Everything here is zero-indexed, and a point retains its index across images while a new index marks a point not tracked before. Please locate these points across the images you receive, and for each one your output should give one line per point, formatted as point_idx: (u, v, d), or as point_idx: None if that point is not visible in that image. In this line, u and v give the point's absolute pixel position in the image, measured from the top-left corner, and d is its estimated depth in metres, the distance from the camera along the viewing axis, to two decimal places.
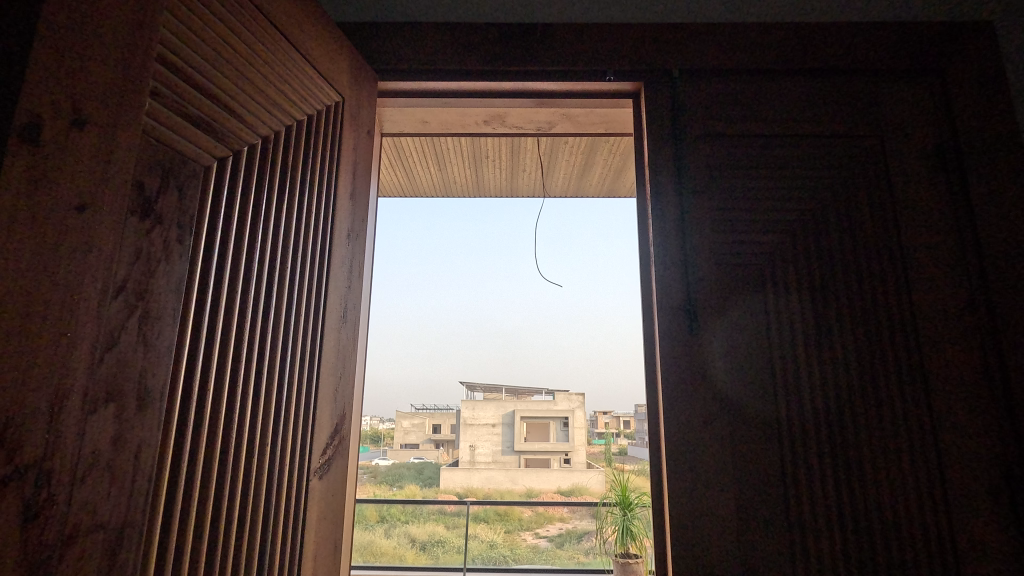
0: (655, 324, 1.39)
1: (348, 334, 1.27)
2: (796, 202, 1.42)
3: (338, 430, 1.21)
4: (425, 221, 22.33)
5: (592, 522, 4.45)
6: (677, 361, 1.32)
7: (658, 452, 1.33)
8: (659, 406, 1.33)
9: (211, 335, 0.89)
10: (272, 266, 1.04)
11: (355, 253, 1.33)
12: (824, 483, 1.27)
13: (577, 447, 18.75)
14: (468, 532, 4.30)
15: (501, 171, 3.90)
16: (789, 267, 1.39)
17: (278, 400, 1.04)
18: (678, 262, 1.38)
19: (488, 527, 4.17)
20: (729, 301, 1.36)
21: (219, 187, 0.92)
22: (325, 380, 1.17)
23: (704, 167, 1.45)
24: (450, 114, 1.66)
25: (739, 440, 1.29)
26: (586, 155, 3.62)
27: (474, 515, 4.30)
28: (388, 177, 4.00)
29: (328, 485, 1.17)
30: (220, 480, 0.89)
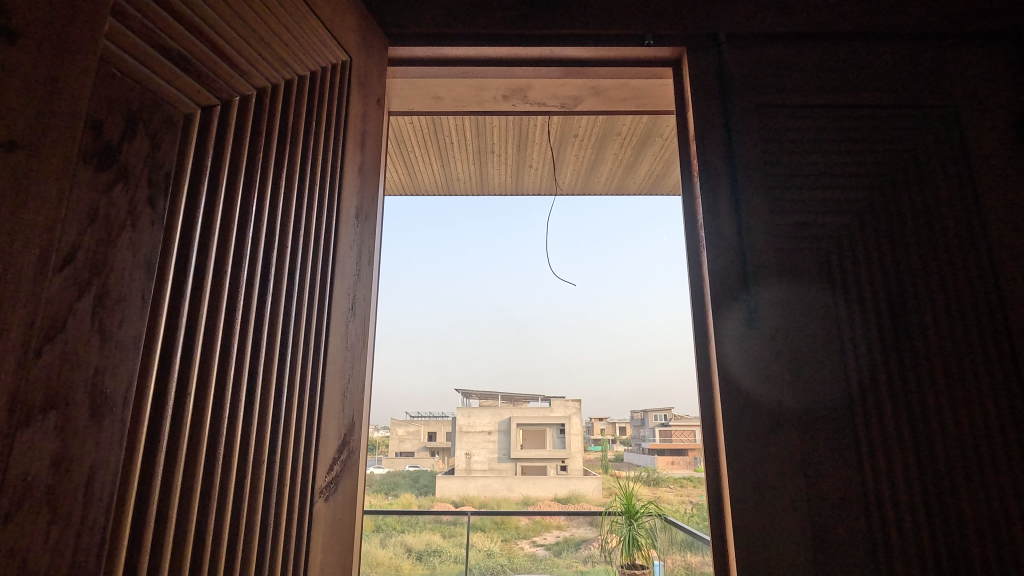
0: (707, 315, 1.22)
1: (358, 327, 1.09)
2: (863, 180, 1.26)
3: (347, 442, 1.02)
4: (422, 225, 22.07)
5: (590, 530, 4.12)
6: (736, 360, 1.15)
7: (716, 466, 1.15)
8: (716, 412, 1.16)
9: (192, 323, 0.71)
10: (269, 242, 0.86)
11: (364, 235, 1.15)
12: (908, 496, 1.10)
13: (574, 454, 17.99)
14: (467, 541, 4.11)
15: (506, 167, 3.73)
16: (858, 253, 1.22)
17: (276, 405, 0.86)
18: (734, 249, 1.22)
19: (485, 536, 3.97)
20: (795, 287, 1.19)
21: (204, 142, 0.75)
22: (331, 382, 0.98)
23: (758, 143, 1.29)
24: (467, 87, 1.50)
25: (812, 449, 1.12)
26: (595, 150, 3.47)
27: (473, 524, 4.10)
28: (388, 174, 3.86)
29: (336, 507, 0.98)
30: (204, 510, 0.70)
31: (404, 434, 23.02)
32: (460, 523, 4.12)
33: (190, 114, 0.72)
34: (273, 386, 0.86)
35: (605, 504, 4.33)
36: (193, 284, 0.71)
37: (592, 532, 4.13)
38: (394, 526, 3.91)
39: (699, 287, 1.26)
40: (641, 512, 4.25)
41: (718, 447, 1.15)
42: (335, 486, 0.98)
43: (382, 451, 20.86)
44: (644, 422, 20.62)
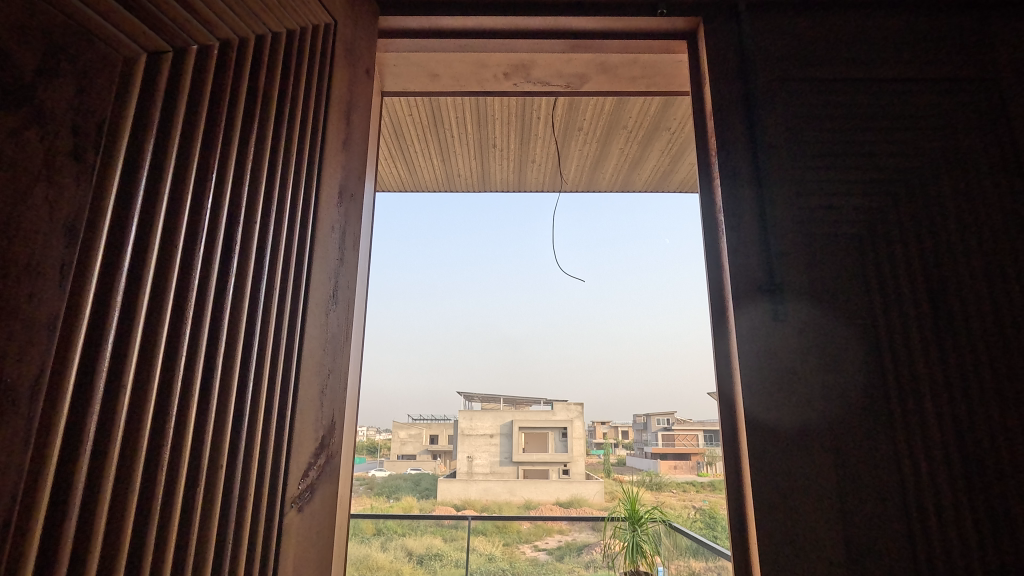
0: (726, 310, 1.11)
1: (342, 314, 0.98)
2: (895, 160, 1.15)
3: (326, 442, 0.91)
4: (425, 226, 22.06)
5: (592, 534, 4.07)
6: (761, 356, 1.04)
7: (739, 475, 1.03)
8: (738, 416, 1.05)
9: (133, 305, 0.60)
10: (235, 214, 0.76)
11: (350, 216, 1.04)
12: (954, 508, 0.98)
13: (576, 458, 17.87)
14: (468, 545, 3.96)
15: (509, 163, 3.63)
16: (893, 240, 1.10)
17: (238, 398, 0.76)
18: (756, 236, 1.11)
19: (487, 540, 3.84)
20: (825, 279, 1.08)
21: (151, 90, 0.64)
22: (309, 375, 0.87)
23: (782, 123, 1.18)
24: (465, 63, 1.39)
25: (845, 456, 1.00)
26: (601, 144, 3.38)
27: (474, 528, 3.97)
28: (386, 170, 3.75)
29: (311, 517, 0.87)
30: (149, 520, 0.60)
31: (405, 437, 23.00)
32: (462, 525, 3.97)
33: (136, 61, 0.62)
34: (240, 379, 0.76)
35: (608, 510, 4.13)
36: (138, 242, 0.61)
37: (595, 536, 4.07)
38: (394, 529, 3.98)
39: (719, 276, 1.15)
40: (645, 518, 4.06)
41: (741, 452, 1.04)
42: (312, 493, 0.87)
43: (383, 454, 20.85)
44: (647, 426, 20.48)
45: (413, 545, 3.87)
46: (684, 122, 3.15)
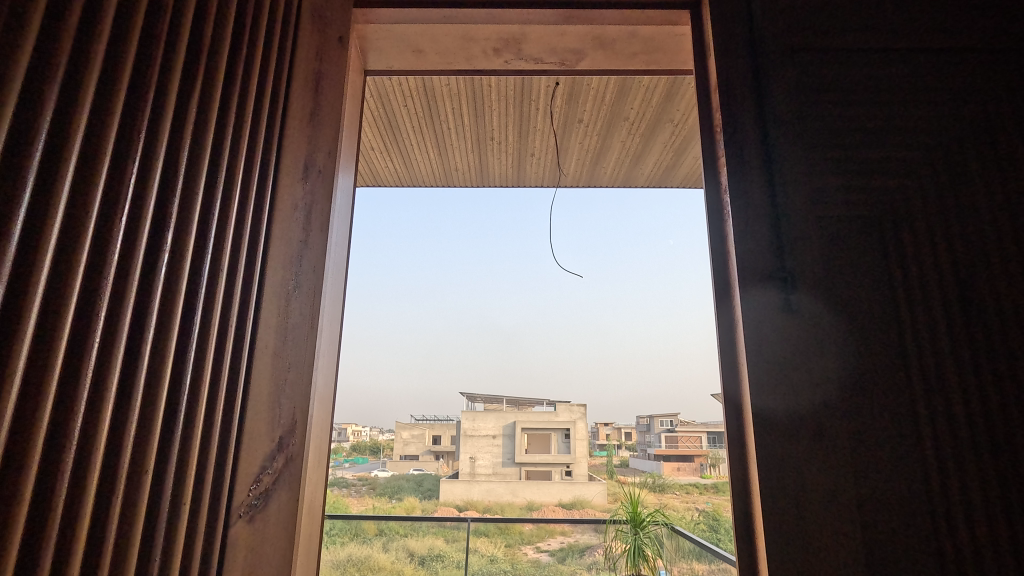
0: (732, 299, 1.01)
1: (306, 301, 0.90)
2: (919, 135, 1.04)
3: (282, 444, 0.82)
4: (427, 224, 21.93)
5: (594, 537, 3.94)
6: (770, 346, 0.94)
7: (745, 482, 0.93)
8: (745, 415, 0.94)
9: (32, 281, 0.51)
10: (171, 180, 0.67)
11: (316, 194, 0.95)
12: (991, 521, 0.86)
13: (579, 459, 17.77)
14: (468, 546, 3.89)
15: (507, 157, 3.54)
16: (917, 220, 0.99)
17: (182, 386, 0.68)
18: (765, 218, 1.00)
19: (489, 540, 3.83)
20: (842, 262, 0.98)
21: (59, 34, 0.55)
22: (262, 367, 0.78)
23: (794, 96, 1.08)
24: (452, 37, 1.30)
25: (865, 461, 0.88)
26: (601, 137, 3.28)
27: (475, 530, 3.95)
28: (382, 164, 3.65)
29: (264, 527, 0.77)
30: (47, 530, 0.51)
31: (408, 437, 22.95)
32: (462, 528, 3.96)
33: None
34: (178, 367, 0.68)
35: (608, 513, 4.02)
36: (38, 205, 0.53)
37: (598, 538, 3.93)
38: (396, 529, 3.88)
39: (726, 260, 1.05)
40: (647, 520, 3.98)
41: (746, 453, 0.93)
42: (263, 497, 0.78)
43: (386, 454, 20.83)
44: (649, 427, 20.36)
45: (414, 544, 3.73)
46: (688, 114, 3.05)
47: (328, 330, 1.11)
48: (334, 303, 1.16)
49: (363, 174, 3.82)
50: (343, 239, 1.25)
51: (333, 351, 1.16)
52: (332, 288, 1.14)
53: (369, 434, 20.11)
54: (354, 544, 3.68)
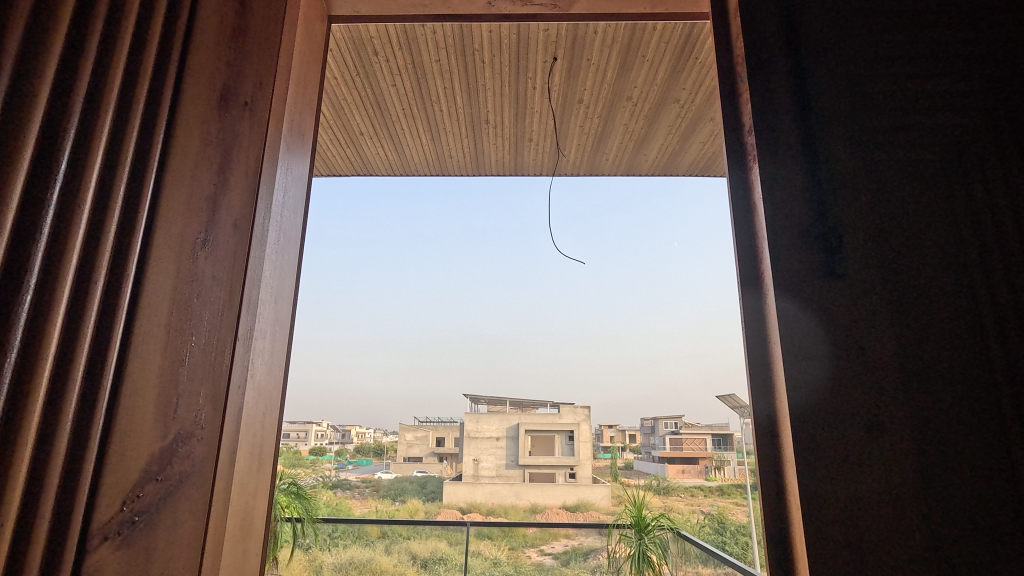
0: (760, 268, 0.80)
1: (222, 259, 0.71)
2: (987, 54, 0.83)
3: (177, 445, 0.62)
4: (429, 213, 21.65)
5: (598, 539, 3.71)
6: (807, 318, 0.73)
7: (780, 494, 0.72)
8: (779, 407, 0.74)
9: None
10: (37, 68, 0.49)
11: (235, 130, 0.76)
12: None
13: (583, 461, 17.62)
14: (469, 549, 3.70)
15: (503, 142, 3.36)
16: (988, 164, 0.78)
17: (60, 363, 0.50)
18: (798, 166, 0.80)
19: (492, 543, 3.66)
20: (894, 214, 0.77)
21: None
22: (150, 339, 0.59)
23: (829, 23, 0.88)
24: None
25: (939, 473, 0.67)
26: (603, 120, 3.10)
27: (475, 532, 3.75)
28: (373, 150, 3.49)
29: (147, 553, 0.58)
30: None
31: (412, 439, 22.87)
32: (462, 531, 3.74)
33: None
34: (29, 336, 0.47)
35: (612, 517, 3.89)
36: None
37: (601, 541, 3.72)
38: (400, 532, 3.63)
39: (749, 215, 0.84)
40: (652, 525, 3.84)
41: (781, 460, 0.73)
42: (148, 508, 0.58)
43: (390, 456, 20.81)
44: (655, 429, 20.19)
45: (417, 548, 3.61)
46: (695, 92, 2.87)
47: (268, 308, 0.92)
48: (278, 278, 0.97)
49: (355, 163, 3.66)
50: (293, 208, 1.06)
51: (275, 337, 0.97)
52: (274, 259, 0.95)
53: (373, 435, 20.08)
54: (355, 546, 3.71)
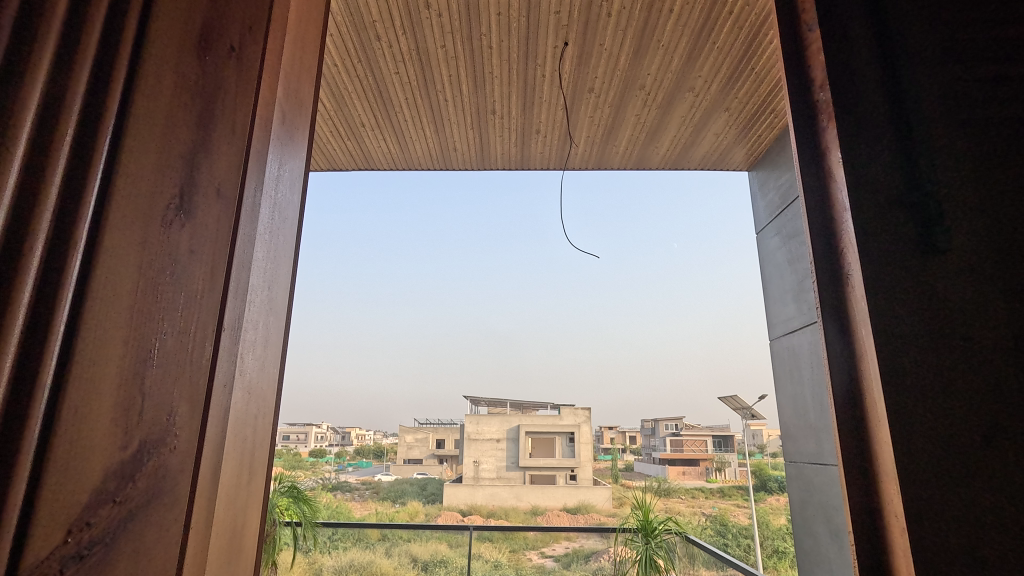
0: (840, 240, 0.67)
1: (202, 231, 0.59)
2: None
3: (142, 453, 0.49)
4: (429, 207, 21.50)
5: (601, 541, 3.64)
6: (902, 305, 0.60)
7: (880, 509, 0.59)
8: (872, 402, 0.61)
9: None
10: None
11: (216, 76, 0.63)
12: None
13: (583, 462, 17.52)
14: (471, 551, 3.60)
15: (509, 134, 3.26)
16: None
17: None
18: (883, 119, 0.67)
19: (493, 547, 3.53)
20: (1005, 175, 0.64)
21: None
22: (109, 320, 0.46)
23: None
24: None
25: None
26: (614, 110, 2.99)
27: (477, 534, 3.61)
28: (375, 143, 3.39)
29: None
30: None
31: (412, 441, 22.78)
32: (464, 534, 3.63)
33: None
34: None
35: (618, 522, 3.69)
36: None
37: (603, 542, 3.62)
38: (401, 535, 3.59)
39: (822, 180, 0.72)
40: (659, 530, 3.62)
41: (876, 467, 0.60)
42: (105, 537, 0.45)
43: (391, 458, 20.75)
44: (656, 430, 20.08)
45: (419, 551, 3.59)
46: (710, 80, 2.75)
47: (260, 296, 0.80)
48: (271, 266, 0.85)
49: (356, 156, 3.56)
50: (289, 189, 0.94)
51: (267, 330, 0.85)
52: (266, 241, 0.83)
53: (373, 437, 20.00)
54: (356, 550, 3.63)
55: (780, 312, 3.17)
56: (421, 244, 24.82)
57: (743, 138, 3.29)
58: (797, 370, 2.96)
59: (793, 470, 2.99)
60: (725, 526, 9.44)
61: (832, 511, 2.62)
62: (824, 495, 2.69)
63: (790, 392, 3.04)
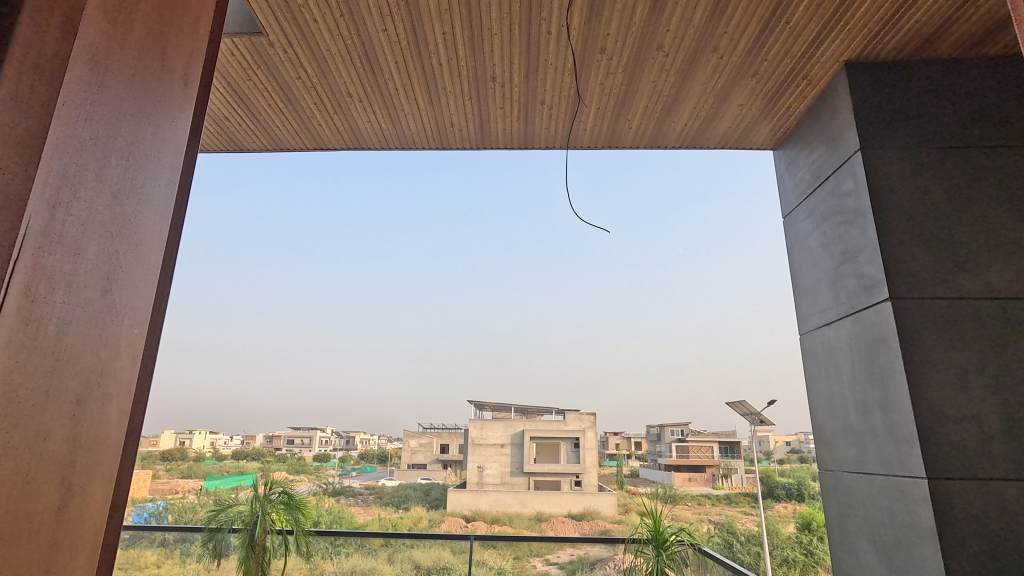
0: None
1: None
2: None
3: None
4: (431, 161, 20.12)
5: (607, 549, 3.25)
6: None
7: None
8: None
9: None
10: None
11: None
12: None
13: (589, 468, 17.04)
14: (473, 560, 3.25)
15: (510, 108, 2.98)
16: None
17: None
18: None
19: (496, 554, 3.23)
20: None
21: None
22: None
23: None
24: None
25: None
26: (629, 75, 2.68)
27: (480, 544, 3.27)
28: (365, 118, 3.10)
29: None
30: None
31: (415, 446, 22.37)
32: (466, 545, 3.26)
33: None
34: None
35: (628, 530, 3.22)
36: None
37: (609, 550, 3.23)
38: (402, 543, 3.28)
39: None
40: (671, 540, 3.14)
41: None
42: None
43: (393, 462, 20.34)
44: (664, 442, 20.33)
45: (420, 558, 3.23)
46: (737, 38, 2.44)
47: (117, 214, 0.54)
48: (145, 182, 0.59)
49: (344, 134, 3.27)
50: (177, 83, 0.66)
51: (142, 274, 0.58)
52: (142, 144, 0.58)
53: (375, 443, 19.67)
54: (358, 557, 3.28)
55: (812, 302, 2.84)
56: (424, 221, 23.92)
57: (768, 112, 2.99)
58: (834, 367, 2.62)
59: (830, 479, 2.64)
60: (733, 534, 9.16)
61: (879, 528, 2.28)
62: (870, 510, 2.33)
63: (825, 392, 2.70)
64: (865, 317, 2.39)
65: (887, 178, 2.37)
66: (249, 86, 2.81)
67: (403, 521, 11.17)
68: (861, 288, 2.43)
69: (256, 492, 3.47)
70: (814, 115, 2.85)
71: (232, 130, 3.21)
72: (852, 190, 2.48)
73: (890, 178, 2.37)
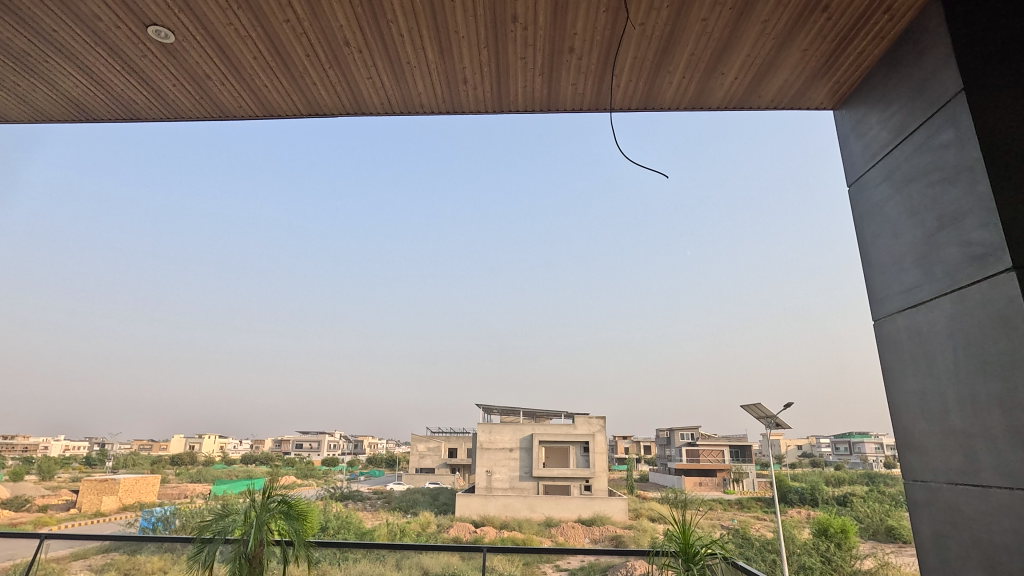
0: None
1: None
2: None
3: None
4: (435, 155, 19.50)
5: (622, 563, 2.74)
6: None
7: None
8: None
9: None
10: None
11: None
12: None
13: (599, 473, 16.45)
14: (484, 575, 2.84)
15: (529, 58, 2.58)
16: None
17: None
18: None
19: (511, 564, 2.83)
20: None
21: None
22: None
23: None
24: None
25: None
26: (676, 14, 2.27)
27: (490, 557, 2.86)
28: (363, 75, 2.71)
29: None
30: None
31: (423, 450, 21.89)
32: (479, 557, 2.86)
33: None
34: None
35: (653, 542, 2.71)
36: None
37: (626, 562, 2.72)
38: (410, 550, 2.85)
39: None
40: (704, 558, 2.55)
41: None
42: None
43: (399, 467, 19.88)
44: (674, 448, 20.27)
45: (429, 565, 2.81)
46: None
47: None
48: None
49: (342, 97, 2.89)
50: None
51: None
52: None
53: None
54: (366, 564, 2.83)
55: (891, 281, 2.42)
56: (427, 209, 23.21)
57: (831, 64, 2.56)
58: (928, 356, 2.17)
59: (922, 493, 2.21)
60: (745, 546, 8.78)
61: (993, 551, 1.84)
62: (985, 530, 1.89)
63: (913, 387, 2.26)
64: (974, 295, 1.94)
65: (999, 126, 1.92)
66: (230, 33, 2.40)
67: (409, 527, 10.79)
68: (969, 258, 1.97)
69: (252, 499, 2.71)
70: (893, 60, 2.39)
71: (216, 91, 2.83)
72: (951, 142, 2.04)
73: (1005, 124, 1.92)
